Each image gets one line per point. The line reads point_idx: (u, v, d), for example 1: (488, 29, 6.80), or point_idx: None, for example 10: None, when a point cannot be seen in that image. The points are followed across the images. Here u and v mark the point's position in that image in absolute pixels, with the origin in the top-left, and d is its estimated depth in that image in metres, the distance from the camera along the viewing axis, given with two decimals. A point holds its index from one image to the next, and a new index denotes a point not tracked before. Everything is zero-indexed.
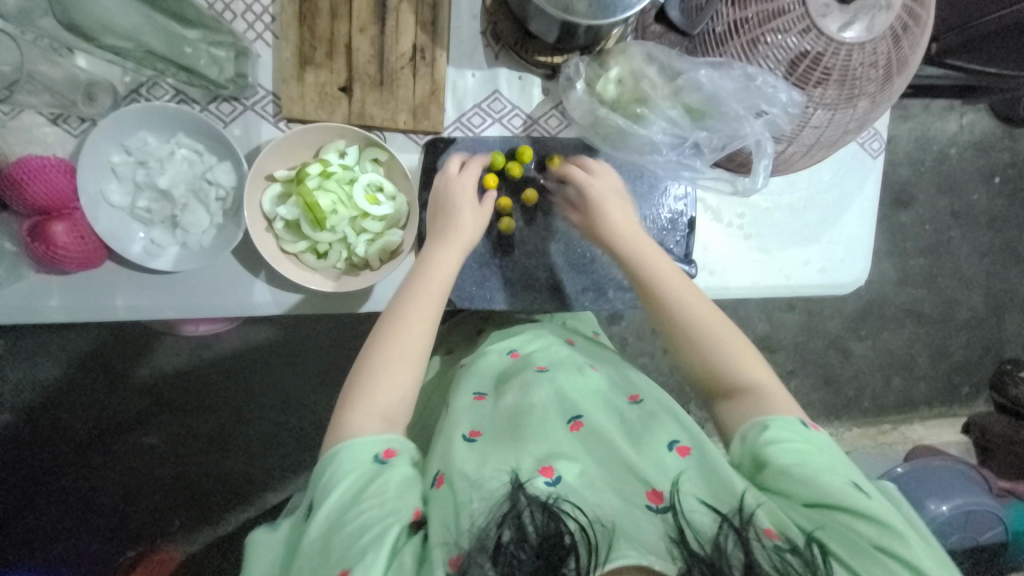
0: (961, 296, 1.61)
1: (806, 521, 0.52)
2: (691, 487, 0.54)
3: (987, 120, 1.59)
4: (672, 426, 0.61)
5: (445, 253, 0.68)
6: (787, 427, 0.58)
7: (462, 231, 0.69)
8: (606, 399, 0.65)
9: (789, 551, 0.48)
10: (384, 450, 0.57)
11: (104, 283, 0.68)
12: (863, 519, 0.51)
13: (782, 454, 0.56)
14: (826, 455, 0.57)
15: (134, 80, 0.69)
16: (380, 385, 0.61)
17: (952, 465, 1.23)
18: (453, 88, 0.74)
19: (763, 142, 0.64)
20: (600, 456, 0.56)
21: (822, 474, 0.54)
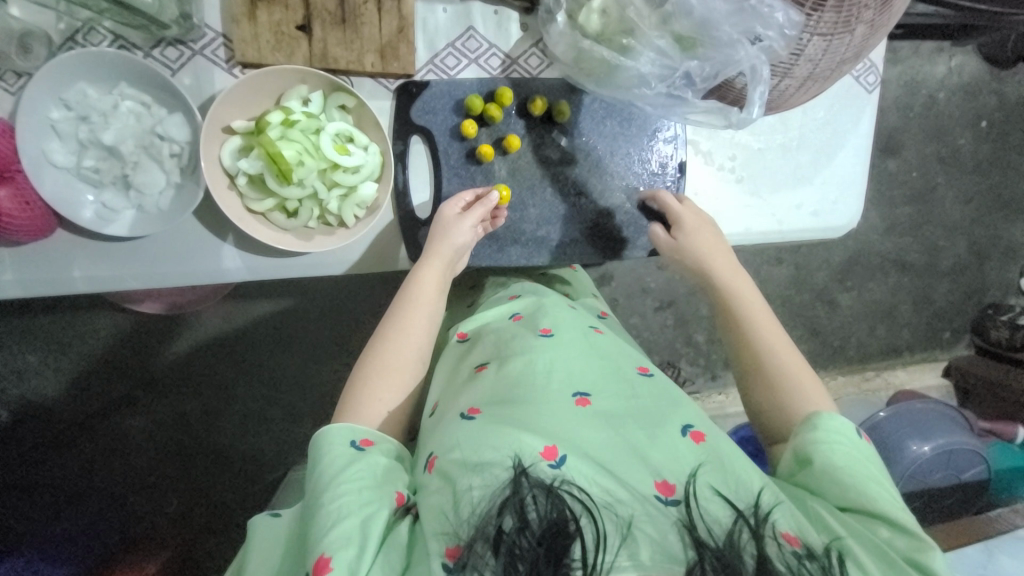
0: (946, 243, 1.62)
1: (839, 527, 0.52)
2: (708, 478, 0.54)
3: (976, 61, 1.56)
4: (688, 412, 0.61)
5: (431, 268, 0.67)
6: (841, 428, 0.58)
7: (451, 244, 0.67)
8: (615, 372, 0.64)
9: (806, 557, 0.48)
10: (361, 438, 0.57)
11: (56, 254, 0.63)
12: (894, 532, 0.52)
13: (839, 457, 0.56)
14: (871, 467, 0.57)
15: (69, 26, 0.61)
16: (376, 394, 0.62)
17: (936, 408, 1.24)
18: (423, 26, 0.68)
19: (758, 67, 0.59)
20: (611, 435, 0.56)
21: (870, 485, 0.55)
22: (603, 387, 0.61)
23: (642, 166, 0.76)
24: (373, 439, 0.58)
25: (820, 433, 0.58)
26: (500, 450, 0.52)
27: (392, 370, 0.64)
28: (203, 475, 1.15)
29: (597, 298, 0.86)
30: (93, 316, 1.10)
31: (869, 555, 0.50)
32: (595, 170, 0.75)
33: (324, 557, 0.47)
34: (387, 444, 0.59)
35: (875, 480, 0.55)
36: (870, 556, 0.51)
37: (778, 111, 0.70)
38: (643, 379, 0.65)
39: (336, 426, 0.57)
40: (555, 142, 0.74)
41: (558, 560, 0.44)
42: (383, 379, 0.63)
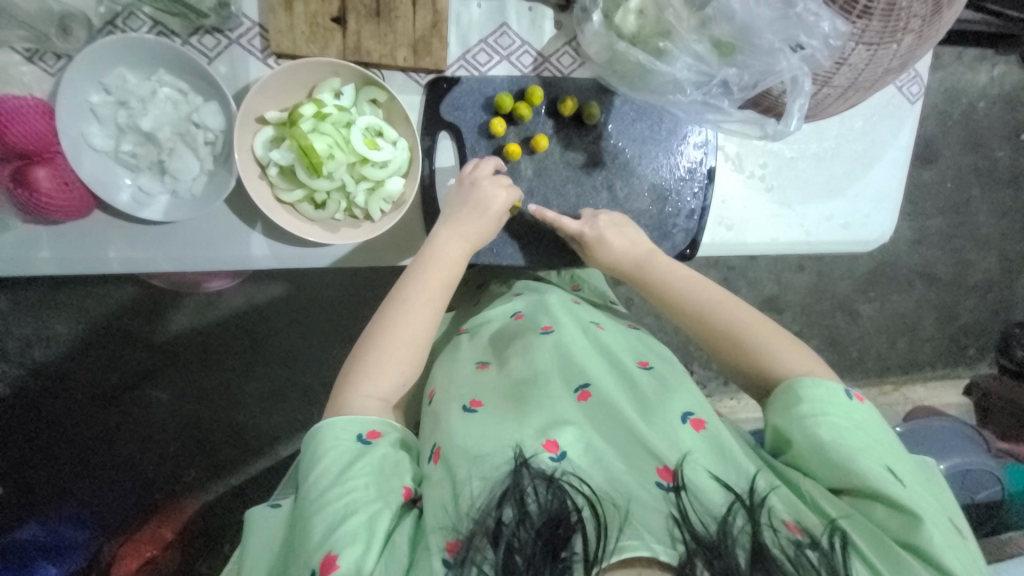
0: (977, 258, 1.57)
1: (830, 509, 0.52)
2: (704, 462, 0.54)
3: (1020, 70, 1.49)
4: (691, 398, 0.60)
5: (445, 241, 0.67)
6: (828, 394, 0.56)
7: (473, 233, 0.68)
8: (614, 363, 0.65)
9: (808, 545, 0.48)
10: (368, 431, 0.57)
11: (94, 234, 0.65)
12: (890, 510, 0.51)
13: (826, 433, 0.54)
14: (865, 436, 0.54)
15: (109, 10, 0.63)
16: (385, 367, 0.62)
17: (951, 426, 1.23)
18: (457, 21, 0.68)
19: (800, 79, 0.58)
20: (607, 428, 0.57)
21: (864, 457, 0.53)
22: (605, 377, 0.62)
23: (669, 171, 0.76)
24: (382, 430, 0.58)
25: (805, 406, 0.56)
26: (501, 442, 0.54)
27: (409, 344, 0.63)
28: (221, 448, 1.18)
29: (610, 292, 0.86)
30: (122, 291, 1.14)
31: (862, 538, 0.50)
32: (621, 173, 0.75)
33: (330, 556, 0.48)
34: (395, 433, 0.60)
35: (868, 454, 0.53)
36: (863, 541, 0.50)
37: (815, 119, 0.68)
38: (644, 371, 0.64)
39: (347, 418, 0.57)
40: (584, 143, 0.73)
41: (555, 551, 0.44)
42: (386, 357, 0.62)
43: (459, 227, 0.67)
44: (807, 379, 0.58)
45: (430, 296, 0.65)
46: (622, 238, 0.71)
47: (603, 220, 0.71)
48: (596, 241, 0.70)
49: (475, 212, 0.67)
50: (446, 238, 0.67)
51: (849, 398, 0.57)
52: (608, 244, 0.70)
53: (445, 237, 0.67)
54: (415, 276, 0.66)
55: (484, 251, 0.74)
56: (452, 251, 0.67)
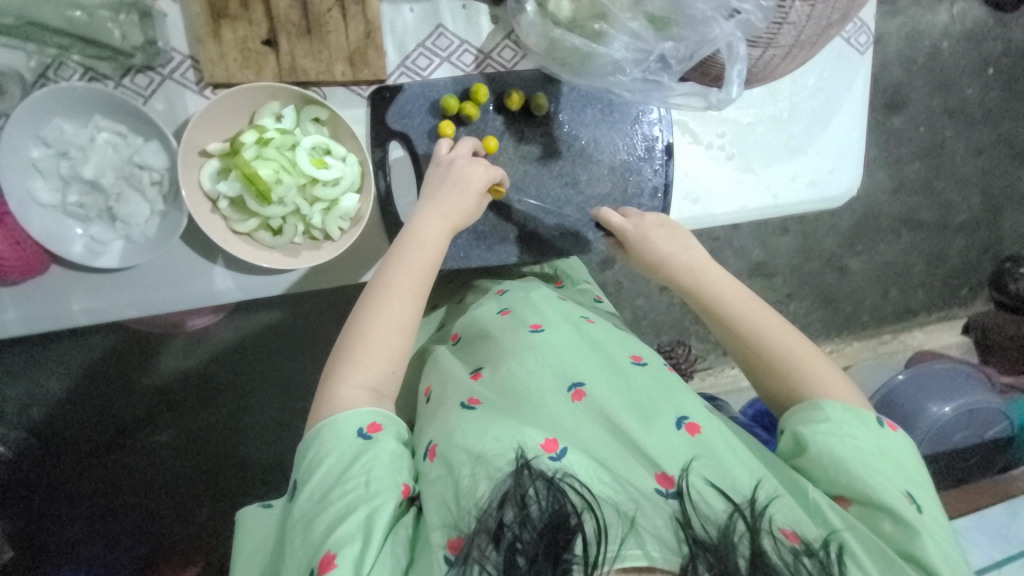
0: (959, 198, 1.57)
1: (835, 520, 0.51)
2: (702, 470, 0.53)
3: (978, 6, 1.48)
4: (683, 400, 0.59)
5: (422, 223, 0.64)
6: (856, 418, 0.56)
7: (456, 206, 0.65)
8: (608, 361, 0.63)
9: (804, 554, 0.47)
10: (368, 425, 0.54)
11: (54, 289, 0.64)
12: (895, 524, 0.51)
13: (845, 449, 0.54)
14: (885, 459, 0.54)
15: (39, 64, 0.61)
16: (365, 352, 0.59)
17: (952, 367, 1.19)
18: (391, 28, 0.67)
19: (735, 45, 0.57)
20: (604, 434, 0.55)
21: (881, 479, 0.53)
22: (600, 377, 0.60)
23: (626, 152, 0.75)
24: (383, 423, 0.55)
25: (830, 423, 0.56)
26: (501, 442, 0.52)
27: (391, 334, 0.60)
28: (227, 482, 1.18)
29: (590, 284, 0.85)
30: (110, 338, 1.12)
31: (867, 554, 0.50)
32: (579, 160, 0.74)
33: (329, 554, 0.47)
34: (397, 427, 0.57)
35: (884, 474, 0.53)
36: (866, 553, 0.50)
37: (766, 80, 0.68)
38: (637, 369, 0.62)
39: (344, 414, 0.54)
40: (536, 135, 0.73)
41: (557, 554, 0.44)
42: (365, 340, 0.59)
43: (442, 207, 0.65)
44: (841, 403, 0.57)
45: (417, 280, 0.62)
46: (669, 245, 0.70)
47: (649, 221, 0.71)
48: (637, 245, 0.70)
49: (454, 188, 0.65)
50: (423, 221, 0.64)
51: (879, 425, 0.56)
52: (649, 246, 0.70)
53: (429, 220, 0.64)
54: (397, 254, 0.63)
55: (451, 257, 0.73)
56: (433, 227, 0.64)
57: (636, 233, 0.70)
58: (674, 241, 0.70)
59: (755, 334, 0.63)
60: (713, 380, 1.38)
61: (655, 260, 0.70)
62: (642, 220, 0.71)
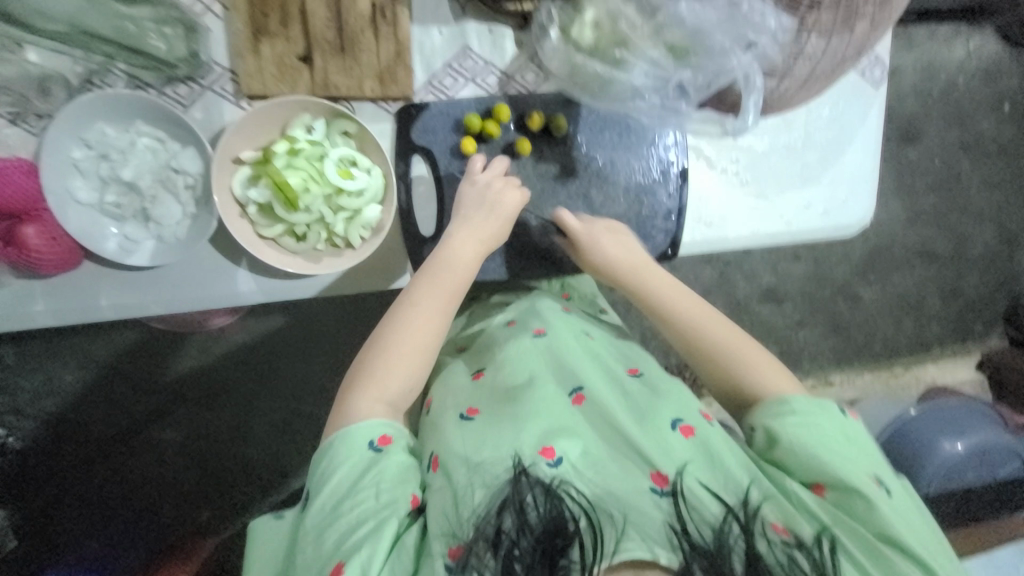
0: (974, 232, 1.56)
1: (822, 514, 0.52)
2: (698, 472, 0.53)
3: (994, 44, 1.50)
4: (680, 403, 0.60)
5: (446, 242, 0.67)
6: (811, 406, 0.58)
7: (484, 227, 0.68)
8: (604, 369, 0.64)
9: (796, 547, 0.48)
10: (379, 437, 0.56)
11: (85, 284, 0.67)
12: (868, 506, 0.52)
13: (814, 437, 0.56)
14: (852, 444, 0.56)
15: (85, 69, 0.64)
16: (388, 367, 0.60)
17: (968, 405, 1.17)
18: (420, 49, 0.70)
19: (751, 76, 0.60)
20: (603, 437, 0.56)
21: (850, 464, 0.54)
22: (598, 381, 0.61)
23: (641, 174, 0.77)
24: (393, 435, 0.57)
25: (796, 416, 0.58)
26: (500, 450, 0.53)
27: (414, 351, 0.62)
28: (230, 484, 1.19)
29: (596, 295, 0.87)
30: (127, 335, 1.14)
31: (851, 541, 0.51)
32: (595, 180, 0.76)
33: (338, 565, 0.48)
34: (405, 439, 0.58)
35: (852, 458, 0.55)
36: (850, 539, 0.51)
37: (782, 110, 0.69)
38: (635, 381, 0.63)
39: (356, 427, 0.56)
40: (555, 154, 0.75)
41: (553, 559, 0.44)
42: (390, 358, 0.61)
43: (475, 225, 0.68)
44: (799, 394, 0.59)
45: (441, 299, 0.64)
46: (619, 246, 0.72)
47: (598, 224, 0.73)
48: (590, 249, 0.71)
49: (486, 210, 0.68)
50: (450, 240, 0.67)
51: (841, 414, 0.58)
52: (601, 247, 0.71)
53: (453, 236, 0.67)
54: (424, 272, 0.65)
55: None
56: (466, 249, 0.67)
57: (588, 235, 0.71)
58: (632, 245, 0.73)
59: (699, 333, 0.67)
60: (721, 404, 1.37)
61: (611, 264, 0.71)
62: (597, 223, 0.72)
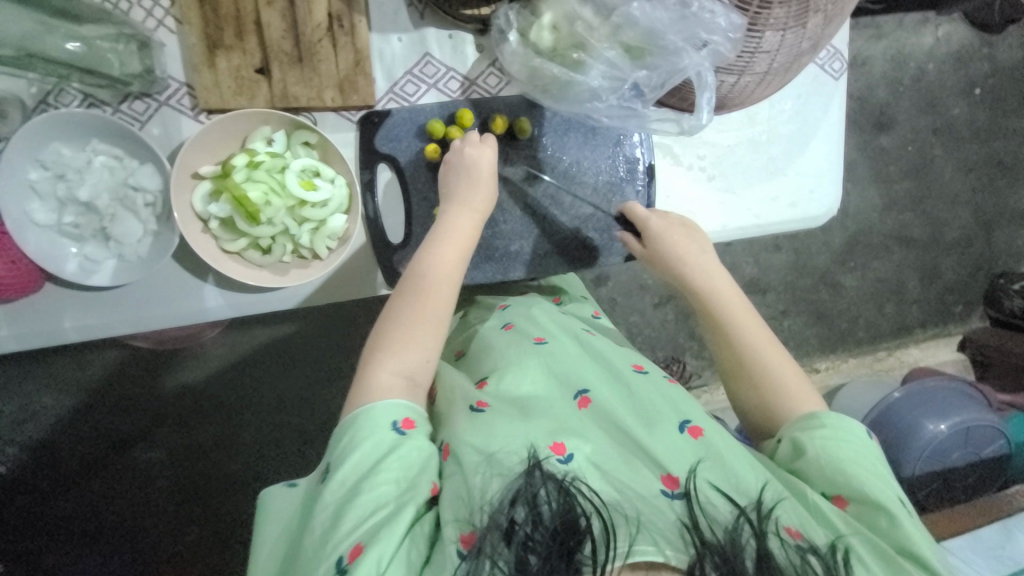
0: (950, 216, 1.59)
1: (841, 525, 0.52)
2: (707, 473, 0.54)
3: (962, 30, 1.52)
4: (685, 406, 0.61)
5: (453, 222, 0.66)
6: (844, 422, 0.58)
7: (477, 205, 0.68)
8: (610, 371, 0.65)
9: (810, 551, 0.47)
10: (402, 420, 0.55)
11: (48, 307, 0.65)
12: (892, 524, 0.52)
13: (844, 452, 0.56)
14: (880, 464, 0.56)
15: (40, 90, 0.64)
16: (401, 342, 0.60)
17: (953, 385, 1.19)
18: (380, 57, 0.70)
19: (704, 74, 0.60)
20: (613, 441, 0.56)
21: (876, 482, 0.54)
22: (601, 386, 0.62)
23: (608, 174, 0.77)
24: (416, 420, 0.56)
25: (826, 431, 0.57)
26: (514, 443, 0.53)
27: (432, 322, 0.62)
28: (221, 499, 1.17)
29: (586, 299, 0.86)
30: (106, 356, 1.12)
31: (874, 558, 0.50)
32: (564, 181, 0.76)
33: (358, 545, 0.48)
34: (426, 425, 0.58)
35: (880, 477, 0.55)
36: (873, 559, 0.50)
37: (743, 104, 0.70)
38: (640, 376, 0.65)
39: (381, 403, 0.55)
40: (521, 157, 0.75)
41: (570, 554, 0.43)
42: (409, 332, 0.61)
43: (450, 230, 0.66)
44: (835, 413, 0.58)
45: (449, 280, 0.64)
46: (688, 241, 0.71)
47: (671, 220, 0.72)
48: (657, 238, 0.71)
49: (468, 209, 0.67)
50: (444, 232, 0.66)
51: (872, 440, 0.58)
52: (661, 240, 0.71)
53: (458, 215, 0.66)
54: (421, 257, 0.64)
55: None
56: (465, 224, 0.66)
57: (657, 226, 0.71)
58: (694, 249, 0.71)
59: (743, 340, 0.65)
60: (708, 397, 1.38)
61: (669, 255, 0.70)
62: (664, 217, 0.72)
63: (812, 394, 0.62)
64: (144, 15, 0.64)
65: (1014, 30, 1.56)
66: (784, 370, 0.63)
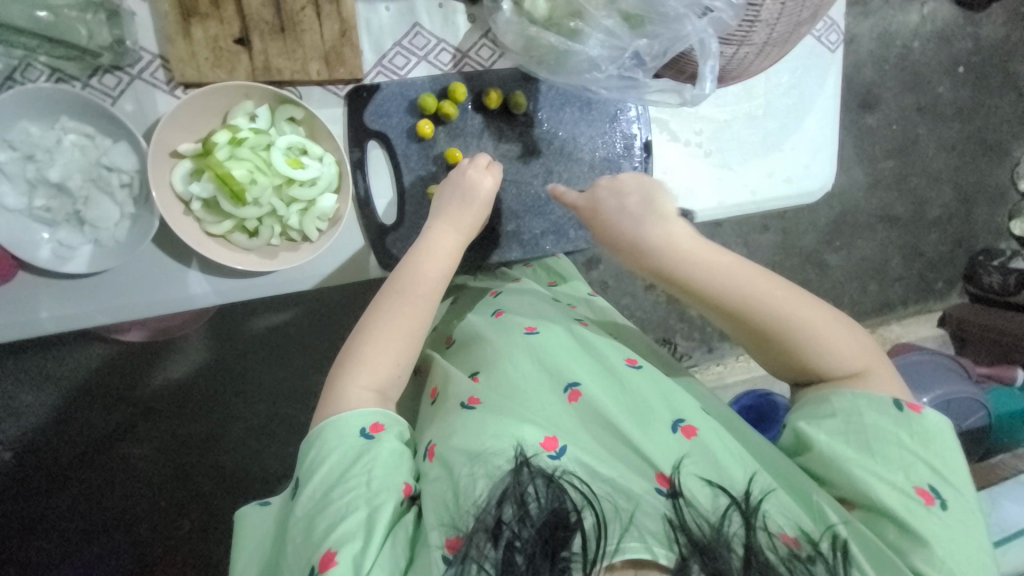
0: (932, 194, 1.61)
1: (835, 513, 0.52)
2: (694, 467, 0.53)
3: (947, 7, 1.53)
4: (678, 401, 0.59)
5: (436, 235, 0.64)
6: (856, 410, 0.57)
7: (467, 221, 0.66)
8: (601, 365, 0.62)
9: (803, 560, 0.47)
10: (370, 425, 0.54)
11: (21, 297, 0.62)
12: (899, 530, 0.51)
13: (852, 451, 0.55)
14: (901, 453, 0.54)
15: (4, 65, 0.59)
16: (371, 354, 0.58)
17: (932, 358, 1.24)
18: (367, 27, 0.66)
19: (707, 41, 0.58)
20: (601, 434, 0.56)
21: (885, 477, 0.53)
22: (593, 378, 0.60)
23: (604, 150, 0.76)
24: (385, 423, 0.55)
25: (836, 420, 0.57)
26: (501, 441, 0.51)
27: (402, 335, 0.59)
28: (210, 494, 1.15)
29: (582, 279, 0.83)
30: (86, 351, 1.08)
31: (864, 550, 0.50)
32: (560, 158, 0.75)
33: (330, 552, 0.47)
34: (399, 427, 0.56)
35: (891, 471, 0.54)
36: (864, 549, 0.51)
37: (740, 78, 0.69)
38: (633, 372, 0.61)
39: (348, 414, 0.54)
40: (516, 133, 0.73)
41: (555, 551, 0.44)
42: (370, 340, 0.58)
43: (453, 218, 0.65)
44: (848, 396, 0.57)
45: (429, 295, 0.62)
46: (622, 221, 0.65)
47: (603, 192, 0.67)
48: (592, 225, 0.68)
49: (465, 201, 0.65)
50: (438, 235, 0.64)
51: (897, 412, 0.56)
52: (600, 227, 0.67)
53: (442, 230, 0.64)
54: (410, 266, 0.63)
55: None
56: (448, 242, 0.65)
57: (589, 211, 0.67)
58: (637, 212, 0.64)
59: (758, 320, 0.60)
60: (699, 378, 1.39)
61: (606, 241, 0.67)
62: (594, 196, 0.67)
63: (853, 361, 0.60)
64: None
65: (997, 7, 1.57)
66: (806, 341, 0.59)
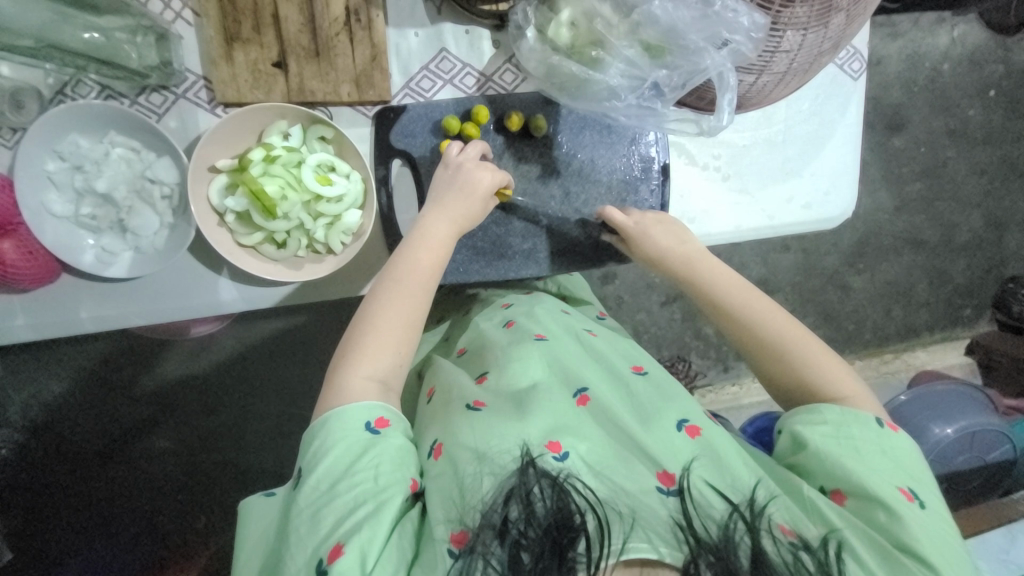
0: (961, 219, 1.57)
1: (834, 519, 0.51)
2: (702, 471, 0.53)
3: (979, 30, 1.50)
4: (683, 405, 0.59)
5: (435, 229, 0.66)
6: (837, 417, 0.57)
7: (465, 213, 0.67)
8: (610, 373, 0.63)
9: (802, 549, 0.48)
10: (375, 419, 0.55)
11: (63, 298, 0.66)
12: (890, 516, 0.51)
13: (842, 451, 0.55)
14: (887, 458, 0.55)
15: (57, 81, 0.63)
16: (373, 345, 0.59)
17: (957, 388, 1.18)
18: (396, 51, 0.70)
19: (725, 74, 0.59)
20: (607, 439, 0.56)
21: (877, 476, 0.53)
22: (601, 383, 0.61)
23: (622, 173, 0.77)
24: (390, 419, 0.56)
25: (828, 426, 0.56)
26: (506, 442, 0.53)
27: (403, 324, 0.61)
28: (226, 488, 1.18)
29: (594, 301, 0.86)
30: (116, 346, 1.14)
31: (867, 550, 0.50)
32: (578, 179, 0.76)
33: (336, 546, 0.47)
34: (404, 424, 0.57)
35: (881, 471, 0.53)
36: (867, 551, 0.50)
37: (761, 105, 0.69)
38: (640, 379, 0.62)
39: (350, 405, 0.54)
40: (536, 155, 0.75)
41: (562, 552, 0.44)
42: (371, 331, 0.60)
43: (448, 207, 0.67)
44: (837, 407, 0.57)
45: (424, 287, 0.63)
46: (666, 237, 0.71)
47: (646, 217, 0.72)
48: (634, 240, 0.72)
49: (462, 192, 0.67)
50: (438, 226, 0.66)
51: (879, 426, 0.56)
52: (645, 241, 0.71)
53: (439, 221, 0.66)
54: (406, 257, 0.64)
55: (449, 271, 0.75)
56: (441, 228, 0.66)
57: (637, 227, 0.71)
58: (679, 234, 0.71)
59: (752, 325, 0.65)
60: (712, 397, 1.38)
61: (652, 257, 0.71)
62: (641, 215, 0.72)
63: (849, 380, 0.61)
64: (162, 7, 0.64)
65: None
66: (795, 350, 0.63)
